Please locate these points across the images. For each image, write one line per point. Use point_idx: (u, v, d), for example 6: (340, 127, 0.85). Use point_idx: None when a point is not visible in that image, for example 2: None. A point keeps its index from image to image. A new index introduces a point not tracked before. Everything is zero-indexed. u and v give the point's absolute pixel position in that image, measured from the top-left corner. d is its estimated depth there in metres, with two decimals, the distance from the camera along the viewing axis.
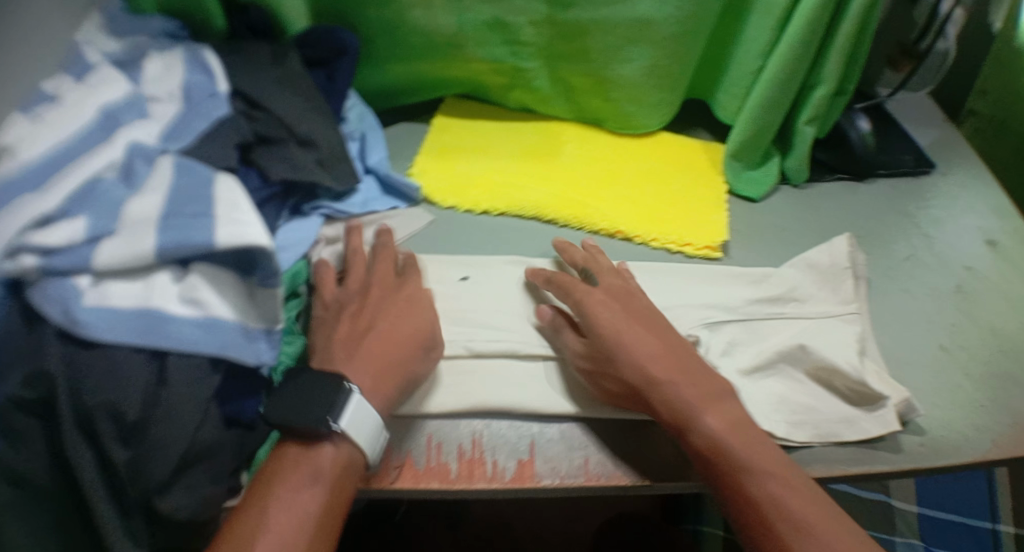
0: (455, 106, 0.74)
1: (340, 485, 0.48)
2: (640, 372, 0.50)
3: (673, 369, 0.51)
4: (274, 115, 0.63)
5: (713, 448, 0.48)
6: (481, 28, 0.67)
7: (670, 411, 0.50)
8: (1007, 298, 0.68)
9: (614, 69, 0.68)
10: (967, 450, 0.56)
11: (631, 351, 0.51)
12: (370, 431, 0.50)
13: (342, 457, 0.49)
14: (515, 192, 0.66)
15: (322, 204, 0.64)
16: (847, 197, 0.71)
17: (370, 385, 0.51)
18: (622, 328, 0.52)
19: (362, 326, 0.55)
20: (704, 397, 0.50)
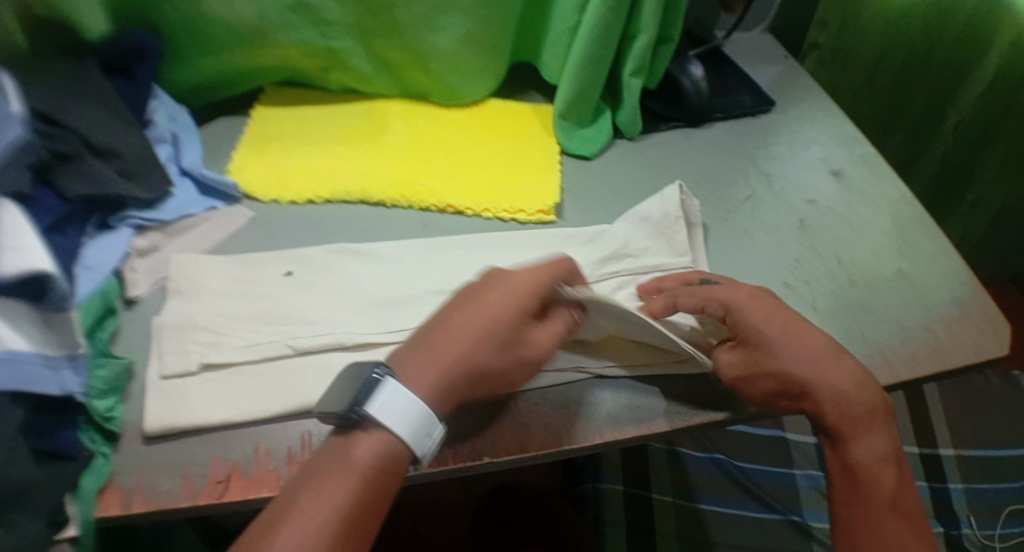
0: (276, 95, 0.71)
1: (376, 475, 0.44)
2: (822, 386, 0.49)
3: (842, 375, 0.49)
4: (70, 131, 0.58)
5: (866, 467, 0.49)
6: (284, 10, 0.64)
7: (837, 416, 0.49)
8: (851, 226, 0.68)
9: (429, 40, 0.66)
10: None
11: (802, 345, 0.49)
12: (410, 418, 0.45)
13: (381, 447, 0.44)
14: (339, 178, 0.64)
15: (132, 215, 0.61)
16: (682, 144, 0.70)
17: (427, 382, 0.46)
18: (800, 328, 0.50)
19: (440, 323, 0.49)
20: (872, 420, 0.49)
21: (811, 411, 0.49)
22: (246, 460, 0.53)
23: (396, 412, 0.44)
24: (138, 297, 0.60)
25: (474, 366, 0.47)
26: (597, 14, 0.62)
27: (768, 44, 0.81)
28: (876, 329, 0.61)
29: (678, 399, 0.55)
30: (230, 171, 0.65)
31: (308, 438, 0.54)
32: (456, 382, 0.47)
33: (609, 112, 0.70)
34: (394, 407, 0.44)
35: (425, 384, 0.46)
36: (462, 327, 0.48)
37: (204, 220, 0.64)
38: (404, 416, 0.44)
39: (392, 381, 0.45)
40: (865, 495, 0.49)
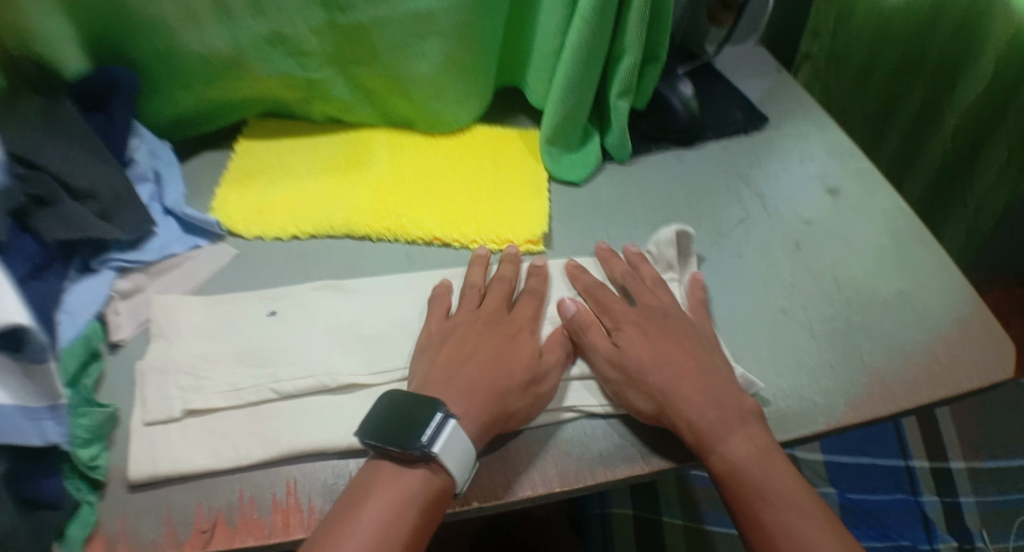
0: (258, 127, 0.70)
1: (431, 509, 0.46)
2: (672, 406, 0.50)
3: (693, 390, 0.51)
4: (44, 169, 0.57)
5: (730, 471, 0.49)
6: (260, 42, 0.63)
7: (688, 429, 0.50)
8: (847, 244, 0.67)
9: (407, 68, 0.65)
10: (816, 417, 0.55)
11: (662, 377, 0.51)
12: (464, 456, 0.47)
13: (438, 485, 0.47)
14: (320, 212, 0.63)
15: (113, 256, 0.60)
16: (673, 165, 0.69)
17: (468, 409, 0.49)
18: (654, 357, 0.52)
19: (455, 359, 0.52)
20: (730, 422, 0.50)
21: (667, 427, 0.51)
22: (230, 508, 0.52)
23: (459, 450, 0.47)
24: (121, 341, 0.59)
25: (512, 384, 0.51)
26: (579, 38, 0.61)
27: (760, 56, 0.79)
28: (876, 353, 0.59)
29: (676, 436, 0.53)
30: (212, 208, 0.64)
31: (292, 484, 0.53)
32: (491, 407, 0.50)
33: (597, 134, 0.69)
34: (453, 445, 0.47)
35: (471, 411, 0.49)
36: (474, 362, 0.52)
37: (186, 258, 0.63)
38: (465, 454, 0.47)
39: (453, 420, 0.47)
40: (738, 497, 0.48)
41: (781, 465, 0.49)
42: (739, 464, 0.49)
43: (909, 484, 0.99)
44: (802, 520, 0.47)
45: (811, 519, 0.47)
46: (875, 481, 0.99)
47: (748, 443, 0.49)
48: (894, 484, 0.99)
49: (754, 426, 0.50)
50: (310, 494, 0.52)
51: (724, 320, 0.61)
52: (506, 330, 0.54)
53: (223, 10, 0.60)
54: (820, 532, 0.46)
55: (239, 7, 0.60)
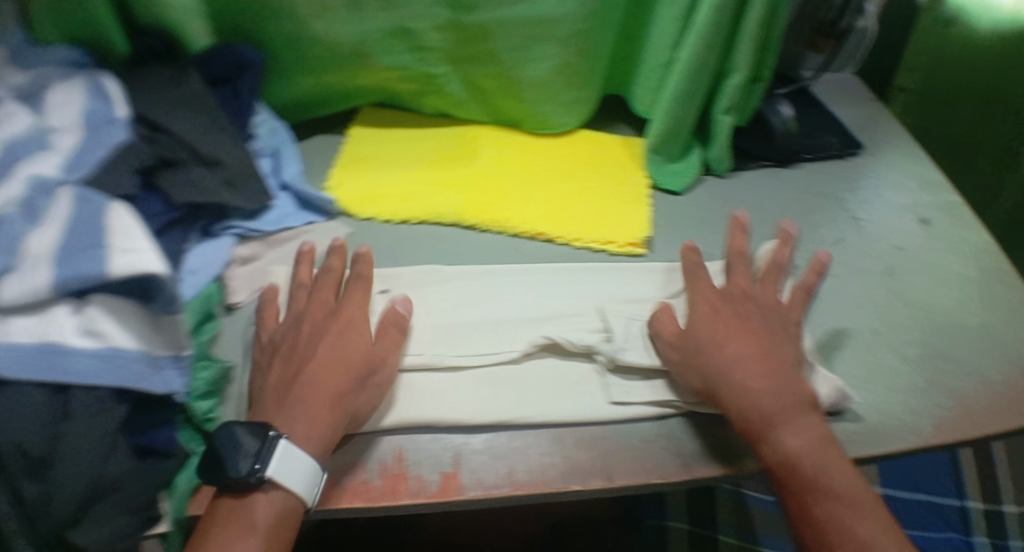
0: (371, 116, 0.74)
1: (277, 533, 0.48)
2: (736, 390, 0.51)
3: (760, 374, 0.52)
4: (177, 137, 0.61)
5: (783, 462, 0.49)
6: (385, 36, 0.66)
7: (743, 417, 0.50)
8: (934, 274, 0.67)
9: (521, 70, 0.67)
10: (903, 436, 0.55)
11: (728, 362, 0.52)
12: (306, 476, 0.48)
13: (283, 506, 0.48)
14: (431, 199, 0.66)
15: (234, 223, 0.63)
16: (771, 183, 0.70)
17: (309, 430, 0.50)
18: (723, 335, 0.53)
19: (288, 377, 0.53)
20: (790, 412, 0.50)
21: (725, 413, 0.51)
22: (339, 471, 0.52)
23: (288, 473, 0.48)
24: (237, 304, 0.61)
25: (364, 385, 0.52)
26: (693, 52, 0.63)
27: (854, 86, 0.81)
28: (962, 381, 0.59)
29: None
30: (327, 188, 0.67)
31: (402, 452, 0.53)
32: (328, 414, 0.51)
33: (699, 148, 0.71)
34: (292, 467, 0.48)
35: (310, 428, 0.50)
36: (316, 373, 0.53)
37: (302, 233, 0.65)
38: (300, 475, 0.48)
39: (283, 440, 0.49)
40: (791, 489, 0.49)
41: (838, 456, 0.50)
42: (795, 455, 0.49)
43: (962, 526, 0.97)
44: (854, 512, 0.48)
45: (850, 513, 0.48)
46: (929, 520, 0.98)
47: (804, 437, 0.50)
48: (948, 525, 0.97)
49: (813, 419, 0.51)
50: (417, 464, 0.53)
51: (819, 335, 0.62)
52: (339, 337, 0.54)
53: (355, 2, 0.64)
54: (867, 527, 0.47)
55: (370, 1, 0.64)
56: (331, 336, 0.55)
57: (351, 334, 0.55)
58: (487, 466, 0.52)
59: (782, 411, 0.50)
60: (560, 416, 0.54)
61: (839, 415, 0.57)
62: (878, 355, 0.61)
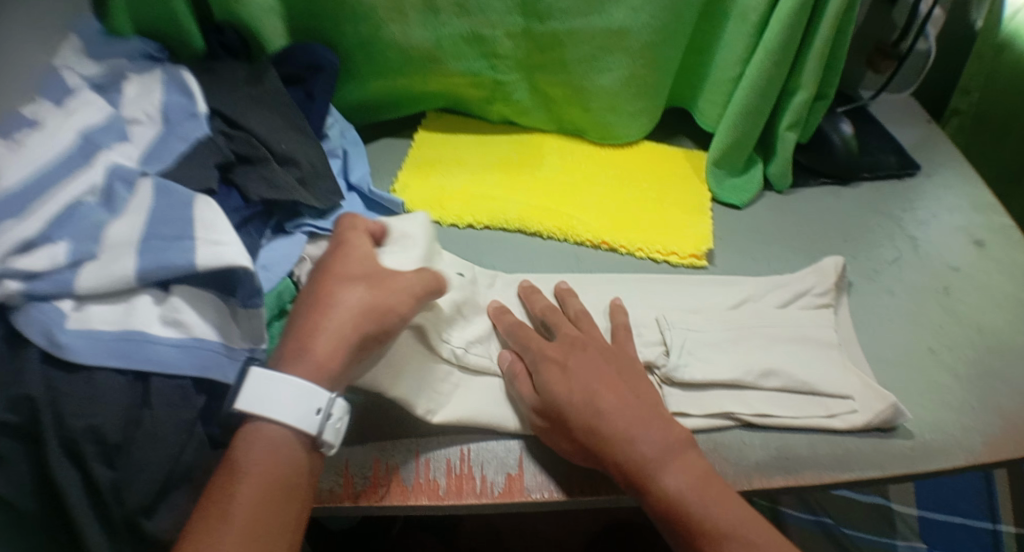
0: (437, 121, 0.75)
1: (271, 471, 0.46)
2: (606, 441, 0.49)
3: (631, 423, 0.49)
4: (250, 133, 0.63)
5: (672, 506, 0.47)
6: (458, 41, 0.67)
7: (627, 467, 0.48)
8: (989, 294, 0.67)
9: (591, 80, 0.68)
10: (958, 453, 0.56)
11: (599, 420, 0.49)
12: (296, 398, 0.47)
13: (269, 438, 0.47)
14: (497, 204, 0.67)
15: (306, 222, 0.64)
16: (831, 201, 0.71)
17: (322, 359, 0.49)
18: (579, 378, 0.51)
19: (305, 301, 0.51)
20: (668, 454, 0.49)
21: (607, 463, 0.49)
22: (408, 467, 0.54)
23: (265, 402, 0.47)
24: None
25: (387, 318, 0.50)
26: (761, 68, 0.64)
27: (910, 107, 0.82)
28: (1015, 402, 0.59)
29: (841, 454, 0.55)
30: (393, 189, 0.68)
31: (466, 452, 0.54)
32: (326, 337, 0.49)
33: (760, 163, 0.71)
34: (266, 395, 0.47)
35: (325, 354, 0.49)
36: (317, 303, 0.50)
37: None
38: (272, 403, 0.47)
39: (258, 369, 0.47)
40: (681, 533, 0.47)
41: (729, 501, 0.48)
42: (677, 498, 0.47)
43: None
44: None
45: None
46: (962, 541, 0.97)
47: (685, 478, 0.48)
48: (978, 546, 0.96)
49: (689, 455, 0.49)
50: (482, 465, 0.54)
51: (880, 353, 0.62)
52: (343, 267, 0.52)
53: (431, 6, 0.65)
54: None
55: (446, 6, 0.65)
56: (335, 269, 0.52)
57: (353, 262, 0.53)
58: (549, 468, 0.53)
59: (655, 458, 0.48)
60: None
61: (891, 431, 0.57)
62: (939, 375, 0.61)
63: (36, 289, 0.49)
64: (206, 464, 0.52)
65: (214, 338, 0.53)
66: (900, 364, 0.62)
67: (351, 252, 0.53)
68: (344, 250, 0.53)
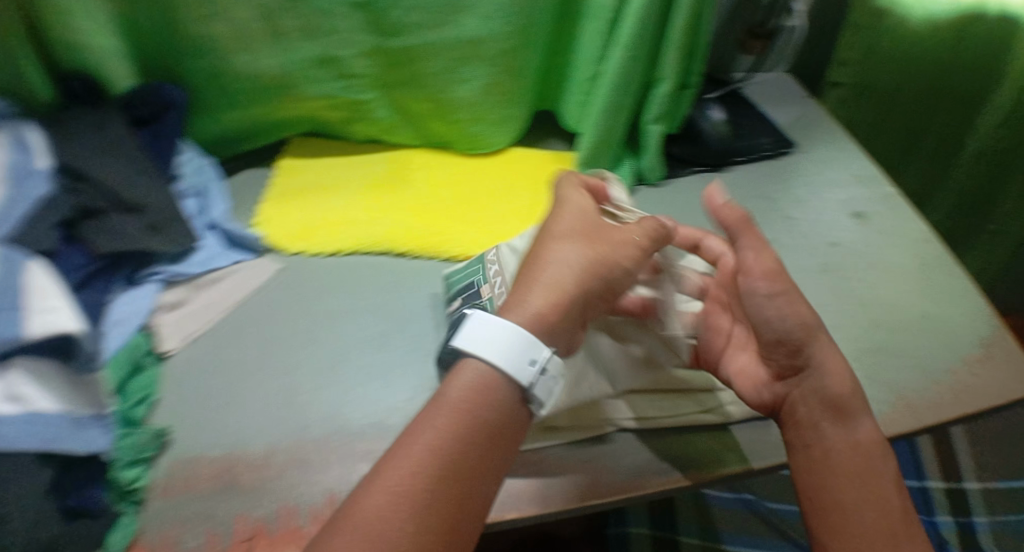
0: (301, 146, 0.72)
1: (481, 413, 0.43)
2: (818, 379, 0.50)
3: (840, 365, 0.50)
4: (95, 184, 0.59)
5: (852, 447, 0.49)
6: (309, 65, 0.65)
7: (818, 400, 0.50)
8: (872, 267, 0.68)
9: (451, 91, 0.66)
10: None
11: (825, 355, 0.50)
12: (516, 341, 0.44)
13: (467, 377, 0.44)
14: (364, 229, 0.65)
15: (158, 269, 0.62)
16: (707, 186, 0.70)
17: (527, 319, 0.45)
18: (791, 310, 0.52)
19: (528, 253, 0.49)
20: (861, 399, 0.50)
21: (797, 396, 0.51)
22: (271, 519, 0.50)
23: (480, 341, 0.44)
24: (168, 352, 0.60)
25: (604, 269, 0.48)
26: (619, 64, 0.63)
27: (788, 84, 0.82)
28: (901, 375, 0.60)
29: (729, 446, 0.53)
30: (256, 224, 0.66)
31: (333, 495, 0.51)
32: (553, 286, 0.47)
33: (631, 159, 0.70)
34: (485, 336, 0.44)
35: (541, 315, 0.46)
36: (540, 261, 0.48)
37: (229, 273, 0.64)
38: (488, 342, 0.44)
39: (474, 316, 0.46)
40: (874, 470, 0.48)
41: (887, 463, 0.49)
42: (865, 443, 0.49)
43: (924, 507, 1.00)
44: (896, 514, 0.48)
45: (882, 527, 0.47)
46: None
47: (867, 430, 0.49)
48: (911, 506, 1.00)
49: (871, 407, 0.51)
50: None
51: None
52: (559, 221, 0.50)
53: (275, 32, 0.62)
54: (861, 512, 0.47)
55: (290, 31, 0.62)
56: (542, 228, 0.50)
57: (588, 214, 0.50)
58: None
59: (853, 399, 0.50)
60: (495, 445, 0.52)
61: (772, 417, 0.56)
62: None
63: None
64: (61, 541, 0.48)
65: (58, 407, 0.50)
66: None
67: (581, 206, 0.51)
68: (562, 206, 0.51)
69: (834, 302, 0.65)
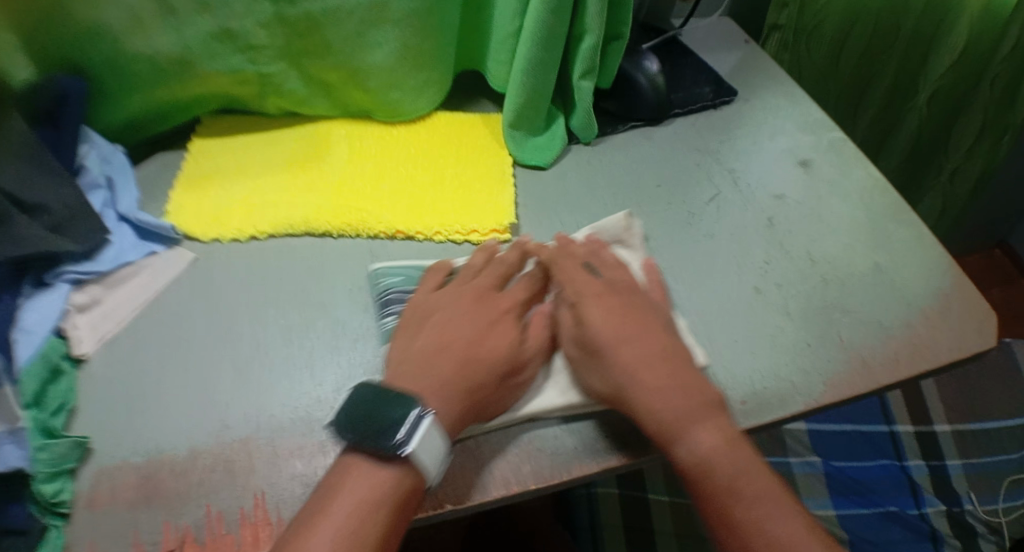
0: (213, 125, 0.68)
1: (402, 512, 0.44)
2: (645, 399, 0.48)
3: (665, 375, 0.49)
4: None
5: (698, 463, 0.46)
6: (208, 40, 0.60)
7: (655, 422, 0.48)
8: (822, 220, 0.65)
9: (362, 57, 0.62)
10: (795, 399, 0.54)
11: (633, 379, 0.49)
12: (439, 454, 0.45)
13: (408, 483, 0.45)
14: (281, 211, 0.61)
15: (67, 269, 0.58)
16: (645, 143, 0.67)
17: (441, 405, 0.47)
18: (619, 337, 0.50)
19: (439, 343, 0.51)
20: (696, 410, 0.48)
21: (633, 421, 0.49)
22: (196, 525, 0.48)
23: (433, 447, 0.45)
24: (85, 355, 0.56)
25: (503, 359, 0.50)
26: (537, 17, 0.59)
27: (729, 28, 0.78)
28: (855, 332, 0.58)
29: None
30: (166, 213, 0.62)
31: (260, 495, 0.49)
32: (465, 400, 0.48)
33: (562, 117, 0.67)
34: (433, 442, 0.45)
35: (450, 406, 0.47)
36: (452, 365, 0.49)
37: (143, 267, 0.60)
38: (430, 450, 0.45)
39: (427, 419, 0.45)
40: (717, 490, 0.46)
41: (745, 454, 0.47)
42: (710, 456, 0.46)
43: (894, 452, 0.99)
44: (770, 506, 0.45)
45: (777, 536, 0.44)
46: (861, 450, 0.99)
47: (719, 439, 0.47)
48: (880, 452, 0.99)
49: (721, 412, 0.48)
50: (279, 506, 0.48)
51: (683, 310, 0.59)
52: (487, 334, 0.51)
53: (167, 8, 0.58)
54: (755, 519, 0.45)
55: (182, 4, 0.58)
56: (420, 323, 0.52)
57: (511, 334, 0.52)
58: None
59: (684, 416, 0.47)
60: None
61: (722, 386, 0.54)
62: (766, 315, 0.59)
63: None
64: None
65: None
66: (725, 310, 0.59)
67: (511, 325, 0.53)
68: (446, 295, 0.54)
69: (781, 259, 0.62)
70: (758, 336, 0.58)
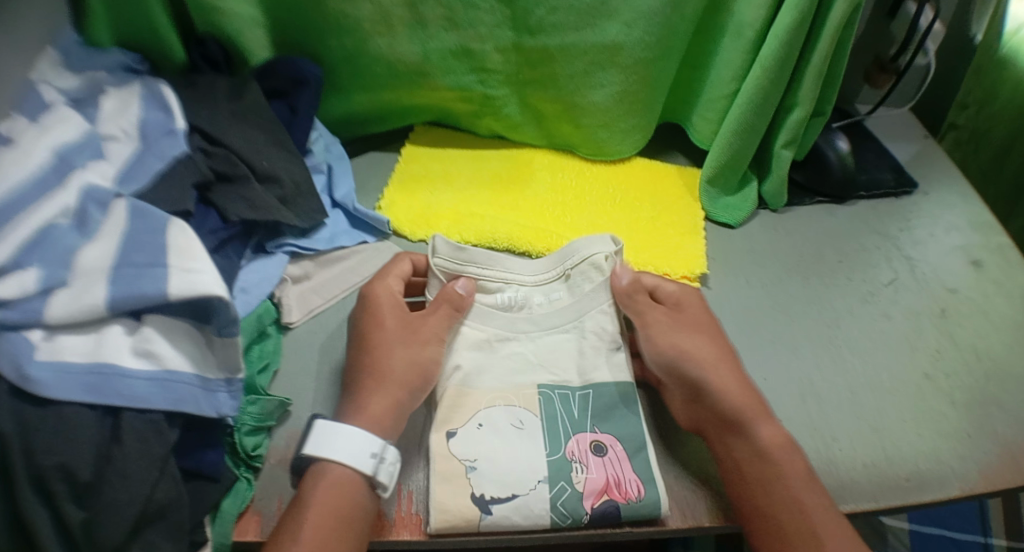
0: (426, 134, 0.74)
1: (338, 506, 0.48)
2: (714, 406, 0.53)
3: (730, 378, 0.54)
4: (227, 150, 0.60)
5: (777, 444, 0.51)
6: (447, 55, 0.66)
7: (726, 406, 0.53)
8: (988, 316, 0.65)
9: (583, 95, 0.67)
10: (953, 484, 0.55)
11: (733, 378, 0.54)
12: (354, 450, 0.49)
13: (337, 476, 0.49)
14: (487, 224, 0.66)
15: (287, 242, 0.62)
16: (825, 219, 0.72)
17: (374, 417, 0.52)
18: (705, 330, 0.57)
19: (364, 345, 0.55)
20: (762, 408, 0.53)
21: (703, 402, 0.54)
22: (387, 501, 0.52)
23: (328, 446, 0.49)
24: (292, 323, 0.61)
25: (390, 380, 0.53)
26: (754, 85, 0.62)
27: (908, 122, 0.81)
28: (1012, 428, 0.58)
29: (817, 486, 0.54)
30: (380, 207, 0.68)
31: None
32: (387, 408, 0.52)
33: (754, 180, 0.71)
34: (334, 438, 0.50)
35: (366, 410, 0.52)
36: (383, 410, 0.52)
37: (353, 253, 0.65)
38: (340, 446, 0.49)
39: (319, 421, 0.51)
40: (772, 481, 0.50)
41: (799, 460, 0.51)
42: (772, 448, 0.51)
43: None
44: (809, 492, 0.50)
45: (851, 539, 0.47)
46: None
47: (773, 436, 0.52)
48: None
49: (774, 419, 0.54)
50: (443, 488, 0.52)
51: (788, 379, 0.60)
52: (379, 357, 0.54)
53: (419, 21, 0.63)
54: (825, 515, 0.48)
55: (434, 20, 0.63)
56: (378, 322, 0.56)
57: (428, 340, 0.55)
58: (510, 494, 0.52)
59: (752, 407, 0.53)
60: (589, 463, 0.52)
61: (890, 459, 0.56)
62: (934, 400, 0.59)
63: (8, 319, 0.47)
64: (180, 503, 0.49)
65: (181, 365, 0.50)
66: (897, 389, 0.60)
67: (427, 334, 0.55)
68: (373, 313, 0.56)
69: (947, 348, 0.63)
70: (928, 421, 0.58)
